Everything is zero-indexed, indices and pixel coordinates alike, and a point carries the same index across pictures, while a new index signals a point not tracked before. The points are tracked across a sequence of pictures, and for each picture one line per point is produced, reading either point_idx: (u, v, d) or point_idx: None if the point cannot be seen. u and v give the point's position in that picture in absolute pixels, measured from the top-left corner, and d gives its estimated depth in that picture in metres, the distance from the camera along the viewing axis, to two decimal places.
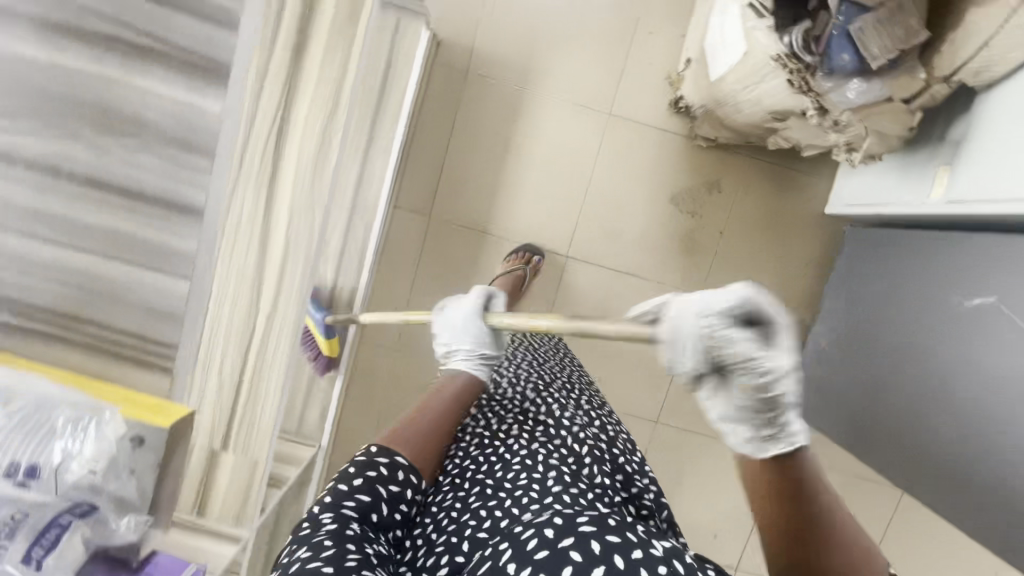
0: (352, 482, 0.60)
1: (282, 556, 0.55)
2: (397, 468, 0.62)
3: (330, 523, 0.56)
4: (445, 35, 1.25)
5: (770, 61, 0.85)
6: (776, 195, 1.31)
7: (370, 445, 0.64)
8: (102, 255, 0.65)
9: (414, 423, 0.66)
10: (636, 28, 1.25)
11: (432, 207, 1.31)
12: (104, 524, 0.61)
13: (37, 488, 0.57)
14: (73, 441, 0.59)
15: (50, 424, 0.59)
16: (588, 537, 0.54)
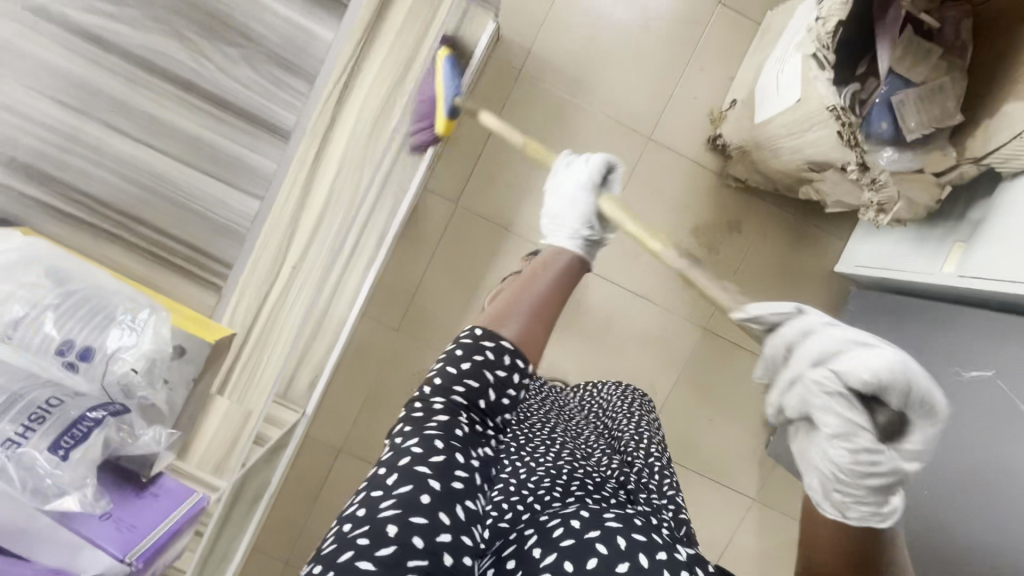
0: (462, 366, 0.59)
1: (392, 436, 0.57)
2: (503, 352, 0.61)
3: (441, 415, 0.57)
4: (507, 33, 1.27)
5: (824, 111, 0.88)
6: (791, 245, 1.35)
7: (476, 328, 0.62)
8: (177, 160, 0.68)
9: (524, 296, 0.65)
10: (689, 63, 1.29)
11: (461, 194, 1.31)
12: (122, 431, 0.55)
13: (80, 378, 0.54)
14: (128, 334, 0.56)
15: (108, 310, 0.57)
16: (614, 532, 0.59)
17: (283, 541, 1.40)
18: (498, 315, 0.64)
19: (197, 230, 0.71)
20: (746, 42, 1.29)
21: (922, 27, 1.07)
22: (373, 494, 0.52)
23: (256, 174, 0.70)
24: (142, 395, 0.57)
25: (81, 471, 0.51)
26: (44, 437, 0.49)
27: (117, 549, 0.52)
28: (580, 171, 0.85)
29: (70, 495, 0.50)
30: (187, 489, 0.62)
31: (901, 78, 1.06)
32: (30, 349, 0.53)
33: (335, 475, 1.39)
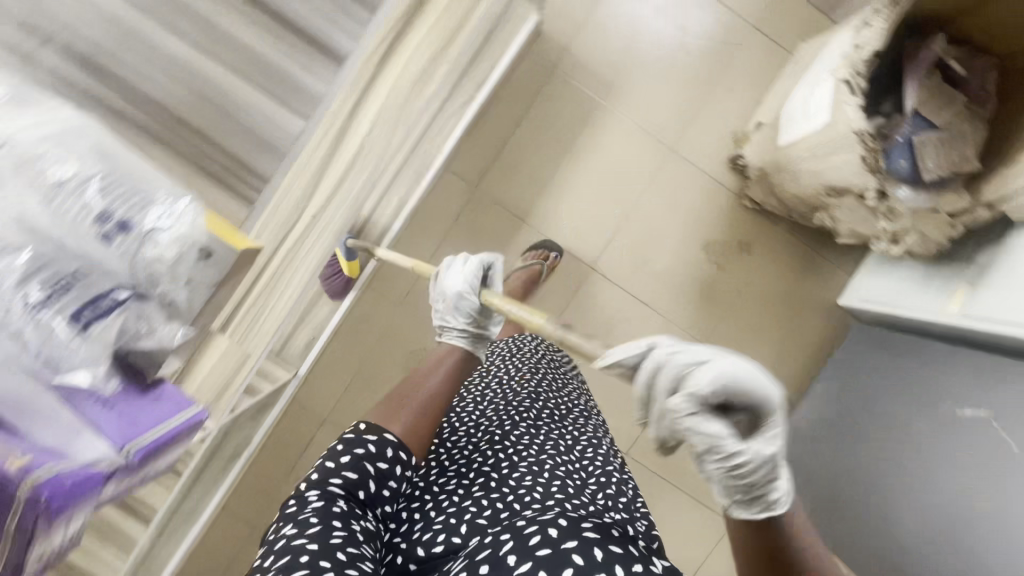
0: (341, 460, 0.64)
1: (271, 531, 0.60)
2: (387, 446, 0.66)
3: (319, 499, 0.60)
4: (547, 29, 1.29)
5: (851, 135, 0.91)
6: (798, 273, 1.37)
7: (358, 423, 0.68)
8: (232, 69, 0.73)
9: (410, 395, 0.72)
10: (720, 83, 1.32)
11: (481, 179, 1.32)
12: (141, 320, 0.48)
13: (116, 251, 0.44)
14: (163, 216, 0.45)
15: (146, 192, 0.45)
16: (591, 543, 0.55)
17: (255, 505, 1.37)
18: (389, 411, 0.71)
19: (239, 141, 0.74)
20: (776, 69, 1.32)
21: (948, 73, 1.11)
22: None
23: (305, 91, 0.77)
24: (167, 292, 0.47)
25: (96, 351, 0.45)
26: (68, 304, 0.43)
27: (116, 438, 0.45)
28: (461, 267, 0.81)
29: (83, 370, 0.44)
30: (189, 404, 0.54)
31: (923, 119, 1.09)
32: (55, 215, 0.42)
33: (317, 444, 1.37)
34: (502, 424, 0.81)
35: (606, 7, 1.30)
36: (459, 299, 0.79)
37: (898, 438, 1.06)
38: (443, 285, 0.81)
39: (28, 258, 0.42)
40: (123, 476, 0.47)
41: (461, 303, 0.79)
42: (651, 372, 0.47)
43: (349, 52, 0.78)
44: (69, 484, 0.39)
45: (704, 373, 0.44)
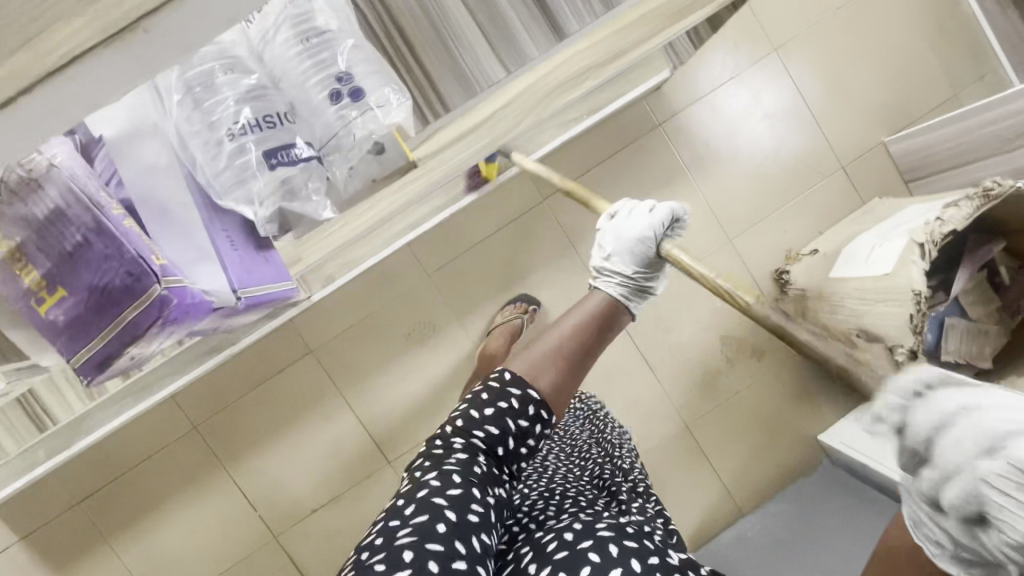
0: (484, 412, 0.61)
1: (415, 468, 0.62)
2: (530, 403, 0.62)
3: (460, 453, 0.60)
4: (665, 90, 1.36)
5: (907, 293, 0.98)
6: (794, 396, 1.42)
7: (505, 370, 0.64)
8: (473, 14, 0.82)
9: (561, 340, 0.67)
10: (793, 200, 1.40)
11: (551, 194, 1.36)
12: (306, 181, 0.74)
13: (333, 109, 0.72)
14: (385, 104, 0.74)
15: (377, 82, 0.74)
16: (607, 540, 0.60)
17: (207, 406, 1.33)
18: (541, 360, 0.65)
19: (442, 67, 0.84)
20: (845, 211, 1.41)
21: (994, 276, 1.19)
22: (391, 524, 0.56)
23: (519, 54, 0.83)
24: (333, 161, 0.76)
25: (269, 189, 0.71)
26: (270, 143, 0.69)
27: (234, 279, 0.71)
28: (646, 218, 0.79)
29: (242, 205, 0.70)
30: (287, 274, 0.80)
31: (959, 306, 1.18)
32: (320, 68, 0.72)
33: (294, 372, 1.34)
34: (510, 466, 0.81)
35: (722, 93, 1.38)
36: (639, 250, 0.77)
37: None
38: (617, 231, 0.79)
39: (254, 82, 0.70)
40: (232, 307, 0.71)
41: (636, 252, 0.76)
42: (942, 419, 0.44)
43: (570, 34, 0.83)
44: (188, 299, 0.63)
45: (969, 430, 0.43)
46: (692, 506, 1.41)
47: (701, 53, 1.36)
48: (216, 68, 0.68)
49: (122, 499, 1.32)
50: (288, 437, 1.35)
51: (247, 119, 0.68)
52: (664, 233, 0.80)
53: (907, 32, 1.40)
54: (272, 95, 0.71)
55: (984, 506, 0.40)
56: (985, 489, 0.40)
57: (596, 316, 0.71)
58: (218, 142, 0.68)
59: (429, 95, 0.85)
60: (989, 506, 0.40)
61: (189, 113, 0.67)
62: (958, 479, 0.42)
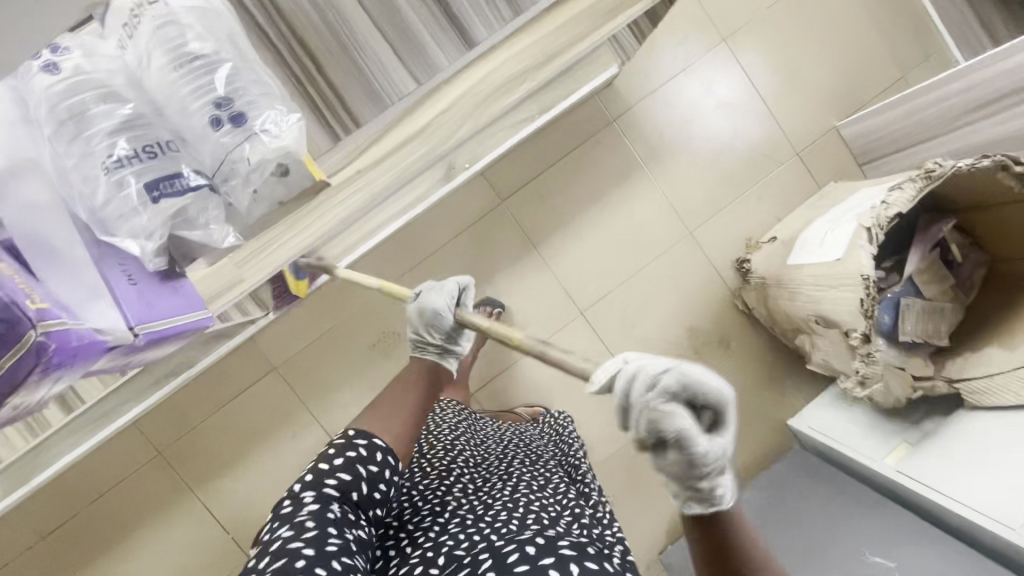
0: (334, 461, 0.65)
1: (270, 525, 0.63)
2: (376, 450, 0.67)
3: (313, 503, 0.62)
4: (617, 86, 1.36)
5: (857, 277, 0.99)
6: (763, 383, 1.43)
7: (351, 428, 0.68)
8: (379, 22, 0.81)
9: (407, 406, 0.71)
10: (750, 188, 1.41)
11: (510, 195, 1.35)
12: (201, 211, 0.61)
13: (213, 137, 0.59)
14: (276, 122, 0.61)
15: (259, 100, 0.61)
16: (568, 559, 0.61)
17: (170, 431, 1.30)
18: (380, 415, 0.70)
19: (351, 85, 0.83)
20: (802, 196, 1.42)
21: (947, 255, 1.21)
22: (251, 573, 0.58)
23: (428, 64, 0.82)
24: (230, 189, 0.62)
25: (154, 222, 0.57)
26: (151, 175, 0.57)
27: (131, 316, 0.56)
28: (436, 290, 0.76)
29: (131, 240, 0.57)
30: (201, 303, 0.66)
31: (914, 286, 1.20)
32: (192, 85, 0.58)
33: (257, 390, 1.31)
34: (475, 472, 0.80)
35: (674, 86, 1.38)
36: (434, 319, 0.72)
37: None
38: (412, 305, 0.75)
39: (131, 113, 0.57)
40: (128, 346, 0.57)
41: (430, 325, 0.73)
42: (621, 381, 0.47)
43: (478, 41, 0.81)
44: (72, 344, 0.50)
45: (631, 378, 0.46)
46: (667, 497, 1.42)
47: (651, 48, 1.36)
48: (87, 98, 0.55)
49: (87, 530, 1.29)
50: (255, 457, 1.33)
51: (124, 151, 0.56)
52: (459, 300, 0.76)
53: (852, 17, 1.41)
54: (156, 125, 0.59)
55: (663, 437, 0.44)
56: (653, 417, 0.44)
57: (421, 380, 0.74)
58: (90, 176, 0.55)
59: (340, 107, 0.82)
60: (668, 437, 0.43)
61: (58, 147, 0.55)
62: (643, 422, 0.44)
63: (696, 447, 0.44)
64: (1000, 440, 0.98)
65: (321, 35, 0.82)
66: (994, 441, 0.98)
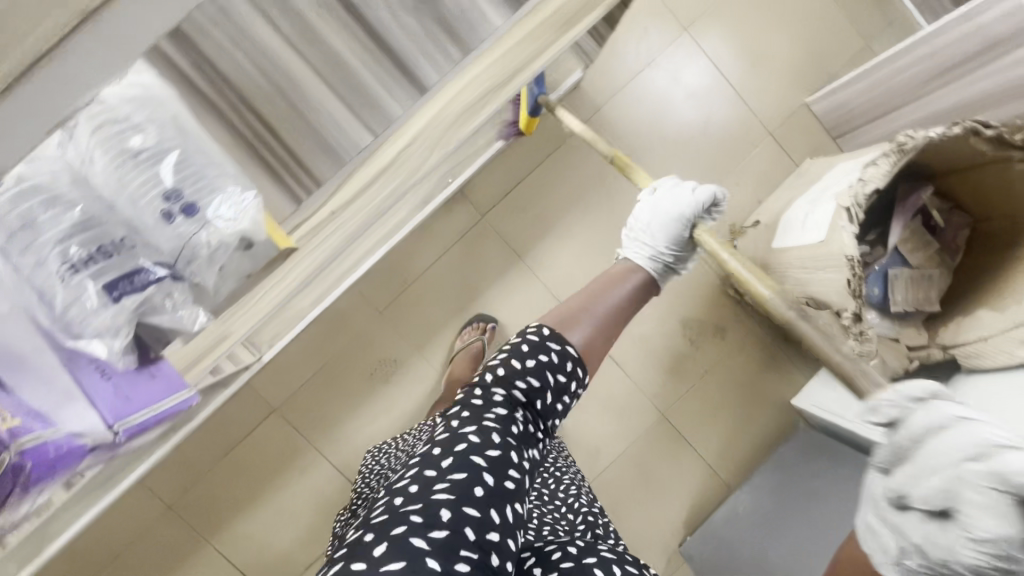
0: (526, 364, 0.64)
1: (449, 419, 0.62)
2: (566, 358, 0.67)
3: (500, 408, 0.62)
4: (585, 88, 1.35)
5: (841, 258, 0.98)
6: (763, 366, 1.43)
7: (543, 328, 0.68)
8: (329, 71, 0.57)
9: (600, 307, 0.74)
10: (729, 174, 1.41)
11: (490, 209, 1.34)
12: (167, 297, 0.67)
13: (167, 229, 0.60)
14: (230, 207, 0.60)
15: (209, 181, 0.58)
16: (610, 561, 0.61)
17: (178, 484, 1.29)
18: (564, 320, 0.71)
19: (302, 142, 0.60)
20: (782, 177, 1.42)
21: (929, 221, 1.21)
22: (426, 472, 0.56)
23: (387, 117, 0.62)
24: (194, 270, 0.66)
25: (119, 317, 0.64)
26: (110, 274, 0.62)
27: (109, 415, 0.69)
28: (688, 194, 0.86)
29: (100, 344, 0.65)
30: (180, 383, 0.75)
31: (901, 255, 1.20)
32: (134, 187, 0.56)
33: (259, 435, 1.30)
34: None
35: (641, 81, 1.37)
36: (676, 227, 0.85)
37: None
38: (658, 213, 0.86)
39: (81, 215, 0.57)
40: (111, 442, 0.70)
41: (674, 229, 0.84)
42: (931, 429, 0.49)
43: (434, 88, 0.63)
44: (51, 455, 0.65)
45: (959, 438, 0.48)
46: (681, 490, 1.42)
47: (614, 45, 1.35)
48: (32, 206, 0.54)
49: None
50: (265, 501, 1.32)
51: (76, 256, 0.58)
52: (703, 212, 0.86)
53: None
54: (106, 224, 0.59)
55: (953, 504, 0.47)
56: (971, 500, 0.46)
57: (635, 285, 0.81)
58: (48, 285, 0.58)
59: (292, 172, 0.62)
60: (961, 505, 0.47)
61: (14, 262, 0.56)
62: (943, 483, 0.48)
63: (992, 538, 0.45)
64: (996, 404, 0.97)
65: (268, 98, 0.56)
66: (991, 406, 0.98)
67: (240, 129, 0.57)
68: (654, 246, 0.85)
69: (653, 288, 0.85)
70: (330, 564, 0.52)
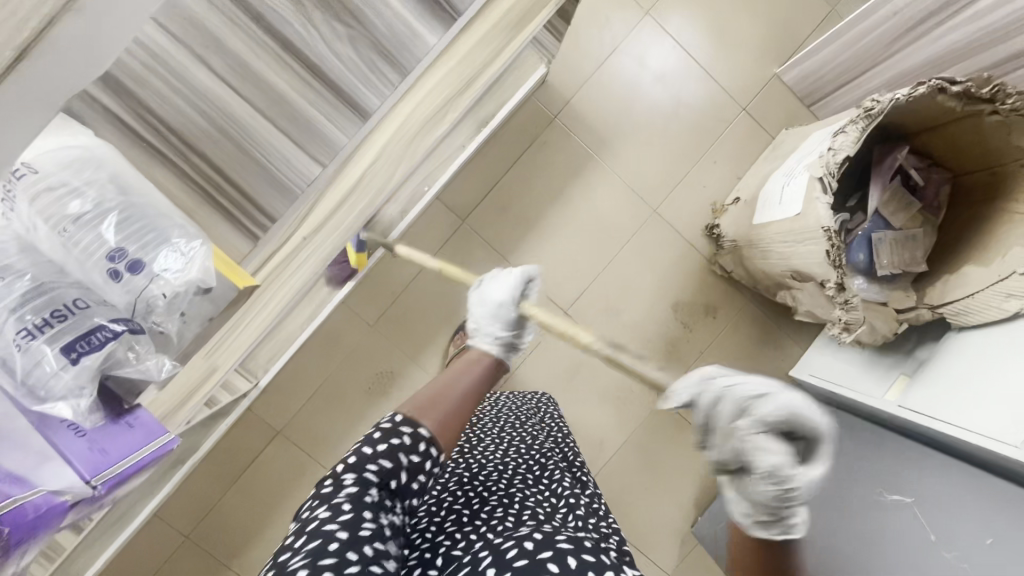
0: (376, 448, 0.62)
1: (302, 509, 0.62)
2: (420, 439, 0.64)
3: (350, 486, 0.61)
4: (552, 82, 1.35)
5: (818, 230, 0.98)
6: (757, 341, 1.44)
7: (396, 414, 0.66)
8: (261, 113, 0.59)
9: (450, 397, 0.69)
10: (705, 153, 1.40)
11: (470, 213, 1.34)
12: (131, 351, 0.62)
13: (118, 287, 0.61)
14: (178, 258, 0.61)
15: (160, 230, 0.60)
16: (565, 552, 0.62)
17: (192, 513, 1.32)
18: (427, 403, 0.67)
19: (253, 180, 0.62)
20: (759, 151, 1.41)
21: (909, 180, 1.20)
22: (282, 557, 0.58)
23: (330, 145, 0.61)
24: (157, 322, 0.64)
25: (81, 378, 0.60)
26: (67, 336, 0.58)
27: (85, 470, 0.61)
28: (502, 281, 0.81)
29: (66, 403, 0.60)
30: (160, 428, 0.69)
31: (882, 219, 1.19)
32: (80, 248, 0.59)
33: (265, 459, 1.32)
34: (469, 466, 0.85)
35: (608, 69, 1.36)
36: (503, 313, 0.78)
37: (823, 521, 1.12)
38: (483, 300, 0.80)
39: (32, 281, 0.58)
40: (91, 499, 0.62)
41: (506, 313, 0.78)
42: (712, 402, 0.53)
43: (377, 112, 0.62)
44: (30, 516, 0.56)
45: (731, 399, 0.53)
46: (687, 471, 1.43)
47: (577, 37, 1.34)
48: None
49: None
50: (277, 523, 1.34)
51: (33, 320, 0.57)
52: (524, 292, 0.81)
53: None
54: (62, 283, 0.59)
55: (747, 459, 0.50)
56: (752, 444, 0.50)
57: (476, 372, 0.74)
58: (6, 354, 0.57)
59: (244, 210, 0.64)
60: (750, 455, 0.49)
61: None
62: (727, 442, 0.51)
63: (773, 470, 0.48)
64: (984, 355, 0.98)
65: (212, 139, 0.59)
66: (979, 357, 0.99)
67: (190, 173, 0.61)
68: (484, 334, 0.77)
69: (496, 372, 0.78)
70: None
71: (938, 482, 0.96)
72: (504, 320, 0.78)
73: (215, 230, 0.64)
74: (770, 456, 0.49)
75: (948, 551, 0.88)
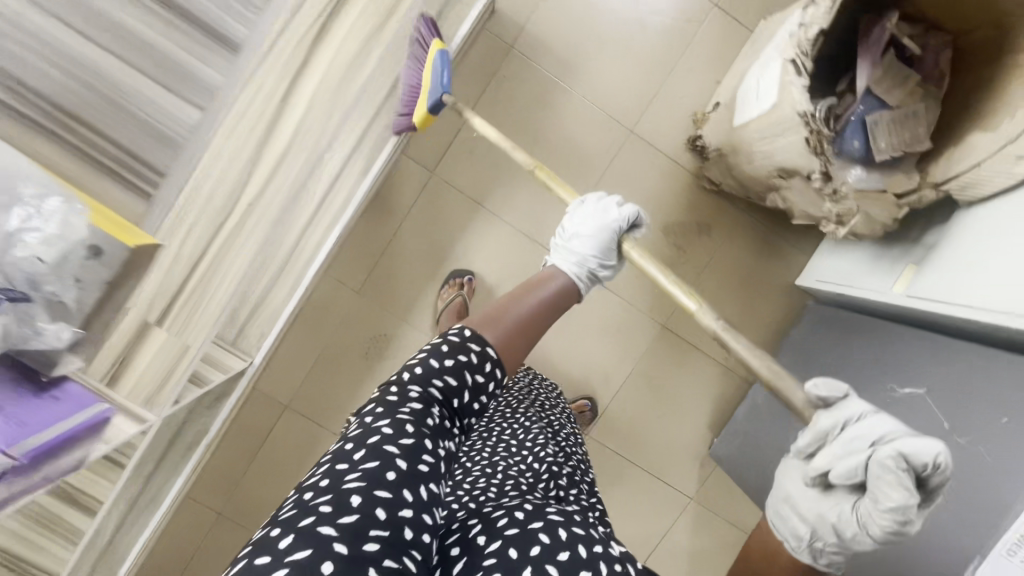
0: (445, 362, 0.69)
1: (364, 415, 0.64)
2: (485, 359, 0.72)
3: (416, 404, 0.65)
4: (501, 8, 1.26)
5: (795, 117, 0.90)
6: (758, 254, 1.36)
7: (466, 329, 0.73)
8: (133, 67, 0.77)
9: (521, 305, 0.81)
10: (678, 60, 1.30)
11: (437, 162, 1.30)
12: (25, 323, 0.67)
13: None
14: (38, 217, 0.66)
15: (17, 193, 0.66)
16: (556, 524, 0.62)
17: (219, 492, 1.38)
18: (488, 320, 0.77)
19: (137, 135, 0.77)
20: (737, 48, 1.30)
21: (904, 51, 1.08)
22: (338, 466, 0.58)
23: (202, 85, 0.82)
24: (49, 291, 0.68)
25: None
26: None
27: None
28: (607, 211, 1.07)
29: None
30: (90, 399, 0.78)
31: (876, 99, 1.08)
32: None
33: (277, 433, 1.36)
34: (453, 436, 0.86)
35: None
36: (606, 240, 1.03)
37: None
38: (590, 224, 1.04)
39: None
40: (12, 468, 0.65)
41: (608, 240, 1.03)
42: (851, 416, 0.55)
43: (242, 44, 0.85)
44: None
45: (866, 430, 0.53)
46: (698, 396, 1.40)
47: None
48: None
49: None
50: None
51: None
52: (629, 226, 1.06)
53: None
54: None
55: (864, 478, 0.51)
56: (880, 471, 0.50)
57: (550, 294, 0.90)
58: None
59: (132, 168, 0.78)
60: (871, 479, 0.50)
61: None
62: (854, 454, 0.52)
63: (895, 505, 0.49)
64: (997, 229, 0.89)
65: (86, 98, 0.74)
66: (993, 232, 0.90)
67: (72, 144, 0.74)
68: (583, 254, 1.02)
69: (576, 288, 1.02)
70: (239, 556, 0.52)
71: (953, 371, 0.90)
72: (607, 247, 1.03)
73: (100, 188, 0.76)
74: (895, 490, 0.49)
75: (961, 436, 0.83)
